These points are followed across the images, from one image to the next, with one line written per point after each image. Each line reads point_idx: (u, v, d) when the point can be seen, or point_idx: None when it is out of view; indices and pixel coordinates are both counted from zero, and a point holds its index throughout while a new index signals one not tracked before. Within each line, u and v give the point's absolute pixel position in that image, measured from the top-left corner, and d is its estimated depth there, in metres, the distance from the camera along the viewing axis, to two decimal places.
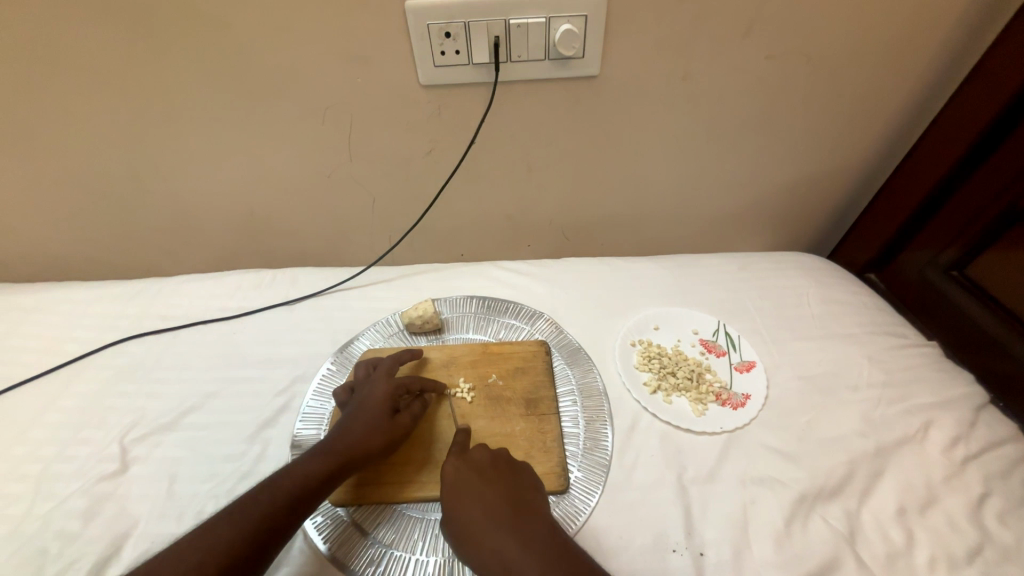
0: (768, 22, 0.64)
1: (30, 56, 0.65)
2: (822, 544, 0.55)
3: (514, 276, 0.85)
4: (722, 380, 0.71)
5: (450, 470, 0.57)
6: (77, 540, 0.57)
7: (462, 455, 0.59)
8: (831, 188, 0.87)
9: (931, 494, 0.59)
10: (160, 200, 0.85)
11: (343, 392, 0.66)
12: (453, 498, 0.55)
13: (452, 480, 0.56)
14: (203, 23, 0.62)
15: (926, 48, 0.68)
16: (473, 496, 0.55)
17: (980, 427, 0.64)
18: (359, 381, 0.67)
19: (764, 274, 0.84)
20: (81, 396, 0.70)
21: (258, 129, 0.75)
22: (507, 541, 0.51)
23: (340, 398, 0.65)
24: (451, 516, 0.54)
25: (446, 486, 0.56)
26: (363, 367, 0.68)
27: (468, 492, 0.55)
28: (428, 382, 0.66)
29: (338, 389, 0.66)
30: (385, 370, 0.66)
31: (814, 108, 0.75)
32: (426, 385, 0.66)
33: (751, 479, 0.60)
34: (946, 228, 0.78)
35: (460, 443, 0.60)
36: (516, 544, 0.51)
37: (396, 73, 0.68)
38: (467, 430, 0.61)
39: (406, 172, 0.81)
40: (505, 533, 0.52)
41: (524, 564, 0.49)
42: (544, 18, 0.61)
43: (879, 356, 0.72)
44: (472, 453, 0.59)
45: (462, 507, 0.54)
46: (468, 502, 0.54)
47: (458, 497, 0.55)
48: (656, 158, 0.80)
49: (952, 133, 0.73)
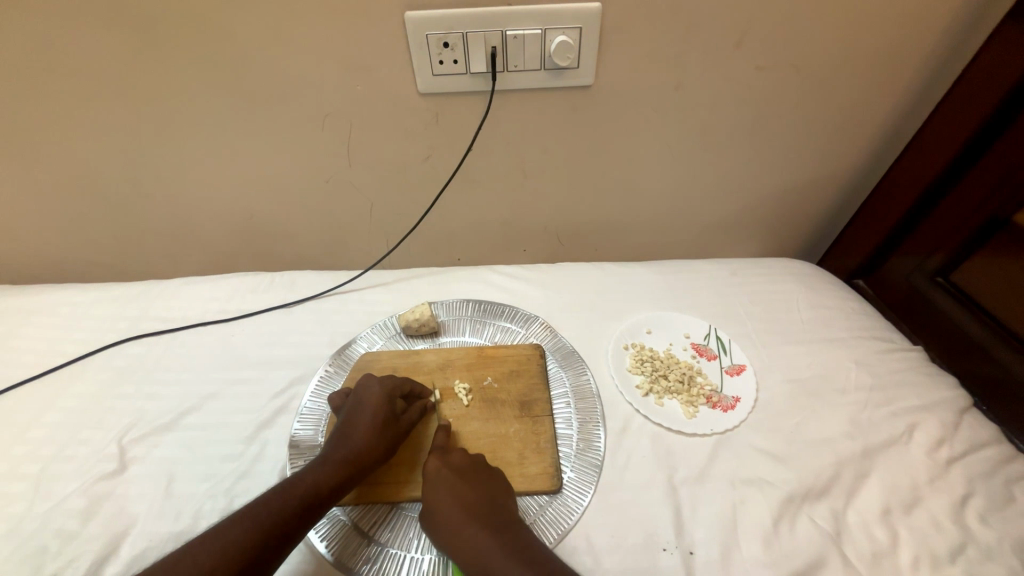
0: (757, 34, 0.66)
1: (37, 62, 0.67)
2: (808, 542, 0.56)
3: (508, 280, 0.86)
4: (712, 383, 0.72)
5: (430, 468, 0.59)
6: (76, 538, 0.57)
7: (443, 454, 0.60)
8: (820, 195, 0.89)
9: (916, 494, 0.60)
10: (161, 203, 0.86)
11: (338, 397, 0.66)
12: (432, 494, 0.57)
13: (431, 478, 0.58)
14: (207, 31, 0.64)
15: (910, 59, 0.70)
16: (451, 493, 0.57)
17: (963, 430, 0.66)
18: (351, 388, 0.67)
19: (754, 279, 0.86)
20: (81, 397, 0.71)
21: (258, 135, 0.76)
22: (481, 536, 0.53)
23: (335, 404, 0.65)
24: (428, 510, 0.56)
25: (427, 483, 0.58)
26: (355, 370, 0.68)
27: (446, 490, 0.57)
28: (393, 381, 0.67)
29: (335, 394, 0.66)
30: (366, 378, 0.67)
31: (802, 118, 0.77)
32: (414, 388, 0.67)
33: (740, 480, 0.62)
34: (933, 235, 0.80)
35: (442, 444, 0.62)
36: (487, 539, 0.53)
37: (395, 81, 0.69)
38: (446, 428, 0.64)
39: (404, 177, 0.82)
40: (479, 528, 0.54)
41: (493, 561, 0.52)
42: (540, 29, 0.63)
43: (866, 360, 0.74)
44: (453, 454, 0.60)
45: (439, 503, 0.56)
46: (445, 498, 0.56)
47: (435, 493, 0.57)
48: (650, 165, 0.82)
49: (937, 142, 0.75)
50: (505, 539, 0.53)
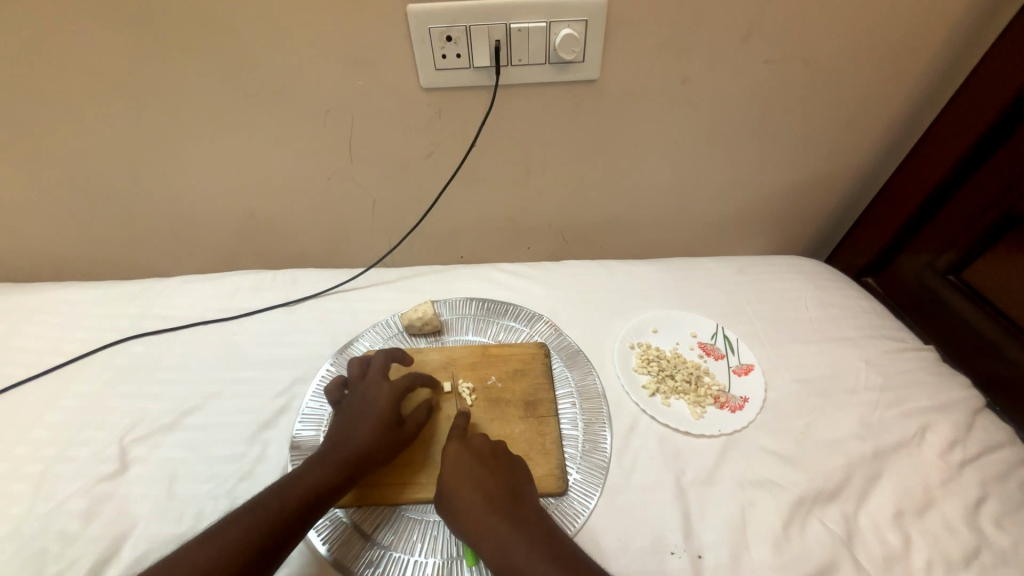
0: (766, 27, 0.64)
1: (33, 59, 0.66)
2: (819, 546, 0.55)
3: (512, 278, 0.85)
4: (720, 383, 0.71)
5: (451, 454, 0.58)
6: (77, 540, 0.57)
7: (463, 440, 0.60)
8: (829, 191, 0.88)
9: (929, 497, 0.59)
10: (161, 201, 0.85)
11: (333, 389, 0.65)
12: (454, 480, 0.56)
13: (453, 463, 0.57)
14: (205, 26, 0.63)
15: (924, 52, 0.69)
16: (472, 480, 0.56)
17: (976, 431, 0.65)
18: (353, 379, 0.66)
19: (762, 277, 0.84)
20: (82, 396, 0.70)
21: (257, 132, 0.75)
22: (504, 524, 0.53)
23: (331, 395, 0.65)
24: (449, 497, 0.55)
25: (447, 469, 0.57)
26: (356, 364, 0.67)
27: (468, 477, 0.56)
28: (396, 352, 0.69)
29: (331, 386, 0.65)
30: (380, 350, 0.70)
31: (812, 113, 0.75)
32: (424, 380, 0.67)
33: (749, 482, 0.61)
34: (944, 233, 0.79)
35: (460, 428, 0.61)
36: (511, 528, 0.52)
37: (397, 76, 0.68)
38: (466, 415, 0.63)
39: (407, 174, 0.81)
40: (501, 517, 0.53)
41: (518, 551, 0.51)
42: (545, 22, 0.61)
43: (877, 359, 0.73)
44: (472, 439, 0.60)
45: (460, 490, 0.55)
46: (467, 485, 0.55)
47: (456, 480, 0.56)
48: (655, 161, 0.81)
49: (951, 137, 0.74)
50: (528, 529, 0.52)
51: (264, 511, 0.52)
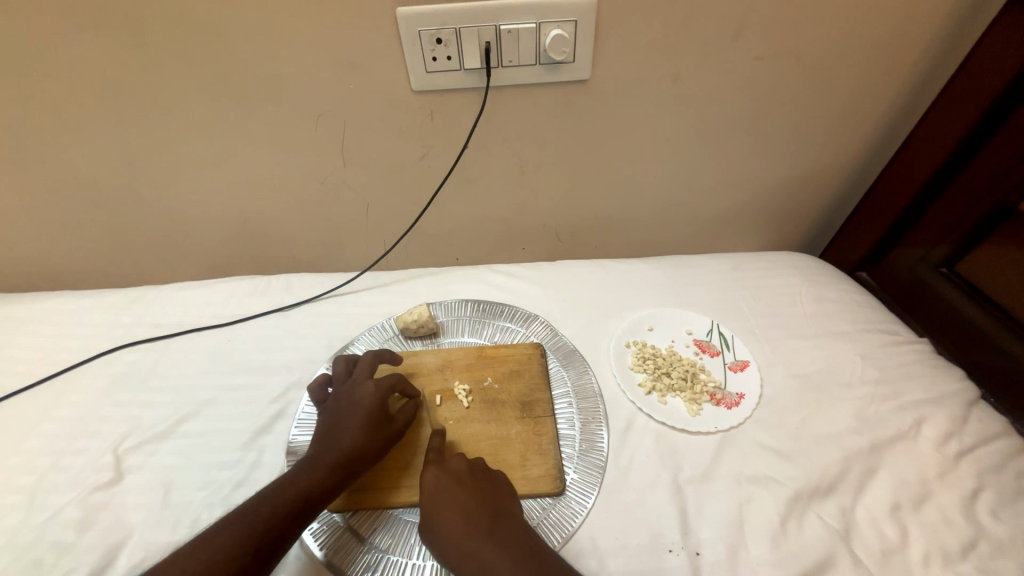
0: (755, 24, 0.65)
1: (24, 68, 0.66)
2: (817, 541, 0.55)
3: (507, 279, 0.85)
4: (716, 380, 0.71)
5: (429, 481, 0.57)
6: (72, 551, 0.56)
7: (441, 464, 0.58)
8: (821, 187, 0.88)
9: (926, 489, 0.59)
10: (155, 208, 0.85)
11: (317, 391, 0.65)
12: (433, 508, 0.55)
13: (431, 490, 0.56)
14: (195, 31, 0.63)
15: (912, 46, 0.69)
16: (451, 505, 0.55)
17: (971, 423, 0.65)
18: (337, 377, 0.66)
19: (755, 273, 0.85)
20: (76, 405, 0.70)
21: (249, 137, 0.75)
22: (484, 545, 0.52)
23: (316, 396, 0.65)
24: (429, 525, 0.54)
25: (424, 497, 0.56)
26: (342, 363, 0.67)
27: (447, 501, 0.55)
28: (384, 352, 0.69)
29: (315, 386, 0.65)
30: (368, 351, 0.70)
31: (802, 108, 0.76)
32: (405, 388, 0.65)
33: (746, 478, 0.61)
34: (937, 225, 0.79)
35: (437, 450, 0.60)
36: (493, 548, 0.51)
37: (388, 79, 0.68)
38: (442, 433, 0.62)
39: (400, 177, 0.81)
40: (483, 538, 0.52)
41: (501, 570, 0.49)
42: (535, 23, 0.62)
43: (871, 353, 0.73)
44: (450, 461, 0.59)
45: (440, 516, 0.54)
46: (446, 510, 0.54)
47: (434, 506, 0.55)
48: (649, 160, 0.81)
49: (942, 130, 0.74)
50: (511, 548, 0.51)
51: (259, 517, 0.52)
